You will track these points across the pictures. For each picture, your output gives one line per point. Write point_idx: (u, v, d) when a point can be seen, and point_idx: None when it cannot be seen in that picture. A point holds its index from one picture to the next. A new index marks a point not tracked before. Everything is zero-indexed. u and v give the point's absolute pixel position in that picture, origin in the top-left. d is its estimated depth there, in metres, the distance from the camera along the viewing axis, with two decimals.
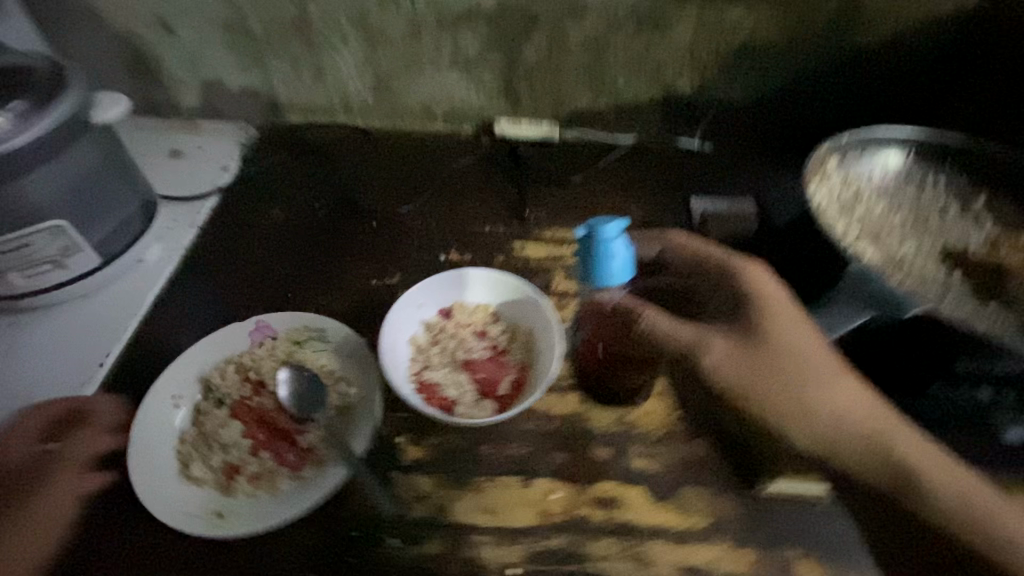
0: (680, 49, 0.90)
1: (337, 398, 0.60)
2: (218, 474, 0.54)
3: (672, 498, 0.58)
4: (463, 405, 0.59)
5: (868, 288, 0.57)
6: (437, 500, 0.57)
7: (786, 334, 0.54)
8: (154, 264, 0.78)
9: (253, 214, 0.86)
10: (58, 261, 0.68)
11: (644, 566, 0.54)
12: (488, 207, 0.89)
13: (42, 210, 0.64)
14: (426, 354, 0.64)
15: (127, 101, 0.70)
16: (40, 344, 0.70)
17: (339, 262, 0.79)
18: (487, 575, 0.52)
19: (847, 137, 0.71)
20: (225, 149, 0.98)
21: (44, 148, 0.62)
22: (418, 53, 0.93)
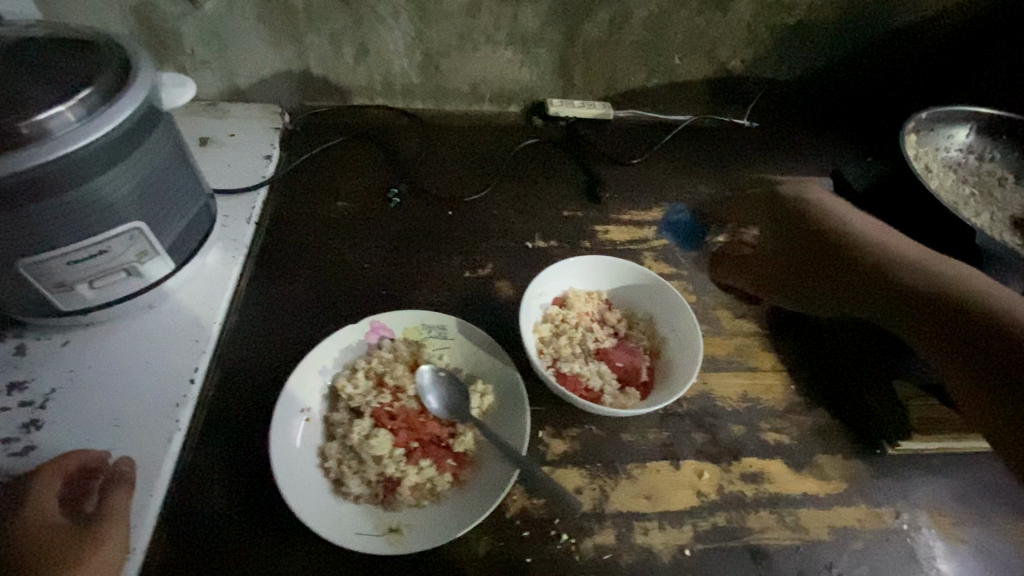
0: (740, 26, 0.89)
1: (478, 398, 0.58)
2: (377, 488, 0.51)
3: (809, 467, 0.61)
4: (609, 394, 0.59)
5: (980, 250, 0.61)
6: (595, 492, 0.56)
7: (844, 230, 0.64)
8: (218, 266, 0.71)
9: (315, 207, 0.80)
10: (131, 268, 0.60)
11: (801, 533, 0.56)
12: (559, 190, 0.87)
13: (116, 214, 0.56)
14: (555, 344, 0.63)
15: (192, 86, 0.62)
16: (108, 364, 0.62)
17: (425, 254, 0.76)
18: (662, 559, 0.53)
19: (926, 115, 0.75)
20: (259, 133, 0.89)
21: (109, 142, 0.53)
22: (473, 29, 0.87)
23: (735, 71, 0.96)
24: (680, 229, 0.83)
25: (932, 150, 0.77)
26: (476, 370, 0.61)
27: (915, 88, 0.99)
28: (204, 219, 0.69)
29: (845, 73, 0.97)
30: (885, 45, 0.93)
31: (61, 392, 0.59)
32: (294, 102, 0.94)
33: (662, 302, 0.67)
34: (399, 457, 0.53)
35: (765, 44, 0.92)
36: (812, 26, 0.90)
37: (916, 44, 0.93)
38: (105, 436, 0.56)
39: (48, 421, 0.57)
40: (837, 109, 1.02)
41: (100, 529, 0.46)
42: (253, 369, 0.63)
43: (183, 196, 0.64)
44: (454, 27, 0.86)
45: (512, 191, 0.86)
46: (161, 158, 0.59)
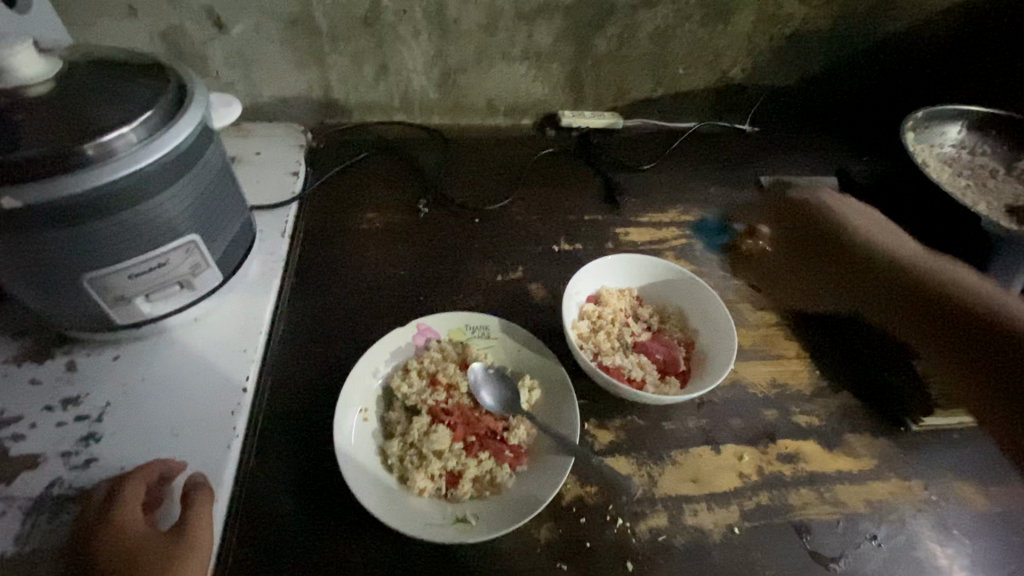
0: (739, 38, 0.95)
1: (527, 392, 0.60)
2: (441, 481, 0.53)
3: (840, 446, 0.64)
4: (651, 383, 0.63)
5: None
6: (643, 477, 0.59)
7: None
8: (259, 279, 0.73)
9: (348, 219, 0.83)
10: (185, 281, 0.62)
11: (839, 508, 0.59)
12: (578, 197, 0.90)
13: (173, 227, 0.58)
14: (594, 339, 0.67)
15: (238, 104, 0.65)
16: (161, 377, 0.63)
17: (457, 260, 0.79)
18: (714, 538, 0.56)
19: (921, 113, 0.81)
20: (286, 151, 0.91)
21: (166, 158, 0.55)
22: (489, 46, 0.90)
23: (735, 80, 1.01)
24: (695, 229, 0.87)
25: (927, 145, 0.82)
26: (522, 367, 0.63)
27: (899, 92, 1.05)
28: (247, 233, 0.71)
29: (835, 79, 1.03)
30: (871, 52, 0.99)
31: (117, 405, 0.60)
32: (315, 119, 0.97)
33: (692, 297, 0.71)
34: (459, 450, 0.55)
35: (762, 55, 0.98)
36: (805, 36, 0.96)
37: (898, 50, 0.99)
38: (165, 446, 0.57)
39: (106, 434, 0.58)
40: (832, 112, 1.08)
41: (185, 536, 0.48)
42: (304, 375, 0.65)
43: (229, 210, 0.66)
44: (472, 44, 0.90)
45: (534, 199, 0.89)
46: (212, 173, 0.62)
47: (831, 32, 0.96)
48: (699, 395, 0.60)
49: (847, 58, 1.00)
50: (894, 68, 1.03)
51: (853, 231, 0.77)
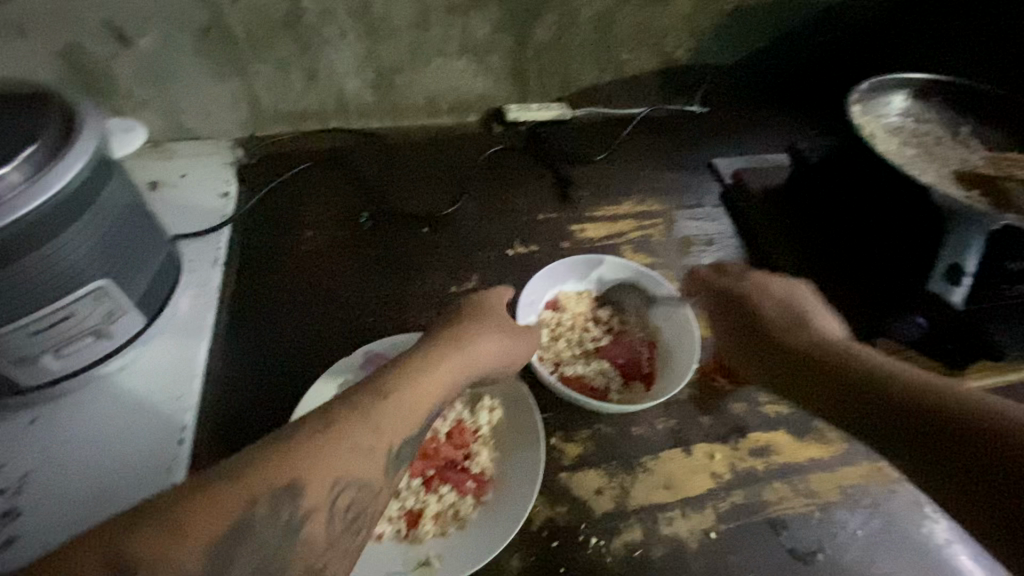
0: (680, 18, 0.92)
1: (487, 414, 0.58)
2: (400, 522, 0.51)
3: (811, 434, 0.63)
4: (615, 391, 0.62)
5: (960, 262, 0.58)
6: (615, 489, 0.57)
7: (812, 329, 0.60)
8: (191, 315, 0.67)
9: (288, 241, 0.78)
10: (100, 330, 0.57)
11: (814, 498, 0.58)
12: (531, 195, 0.87)
13: (77, 275, 0.52)
14: (554, 348, 0.65)
15: (141, 130, 0.59)
16: (87, 436, 0.57)
17: (405, 276, 0.76)
18: (691, 545, 0.54)
19: (865, 85, 0.79)
20: (215, 170, 0.83)
21: (60, 199, 0.49)
22: (423, 43, 0.84)
23: (681, 61, 0.98)
24: (651, 220, 0.85)
25: (874, 116, 0.81)
26: (480, 387, 0.61)
27: (839, 63, 1.05)
28: (171, 268, 0.65)
29: (776, 54, 1.02)
30: (809, 24, 0.98)
31: (37, 476, 0.54)
32: (245, 133, 0.88)
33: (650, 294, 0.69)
34: (416, 487, 0.53)
35: (705, 33, 0.96)
36: (746, 11, 0.94)
37: (834, 23, 0.99)
38: (97, 515, 0.53)
39: (26, 509, 0.52)
40: (778, 87, 1.06)
41: None
42: (251, 422, 0.61)
43: (146, 246, 0.60)
44: (405, 42, 0.84)
45: (486, 201, 0.85)
46: (120, 209, 0.56)
47: (770, 6, 0.95)
48: (662, 399, 0.59)
49: (787, 32, 0.99)
50: (835, 40, 1.02)
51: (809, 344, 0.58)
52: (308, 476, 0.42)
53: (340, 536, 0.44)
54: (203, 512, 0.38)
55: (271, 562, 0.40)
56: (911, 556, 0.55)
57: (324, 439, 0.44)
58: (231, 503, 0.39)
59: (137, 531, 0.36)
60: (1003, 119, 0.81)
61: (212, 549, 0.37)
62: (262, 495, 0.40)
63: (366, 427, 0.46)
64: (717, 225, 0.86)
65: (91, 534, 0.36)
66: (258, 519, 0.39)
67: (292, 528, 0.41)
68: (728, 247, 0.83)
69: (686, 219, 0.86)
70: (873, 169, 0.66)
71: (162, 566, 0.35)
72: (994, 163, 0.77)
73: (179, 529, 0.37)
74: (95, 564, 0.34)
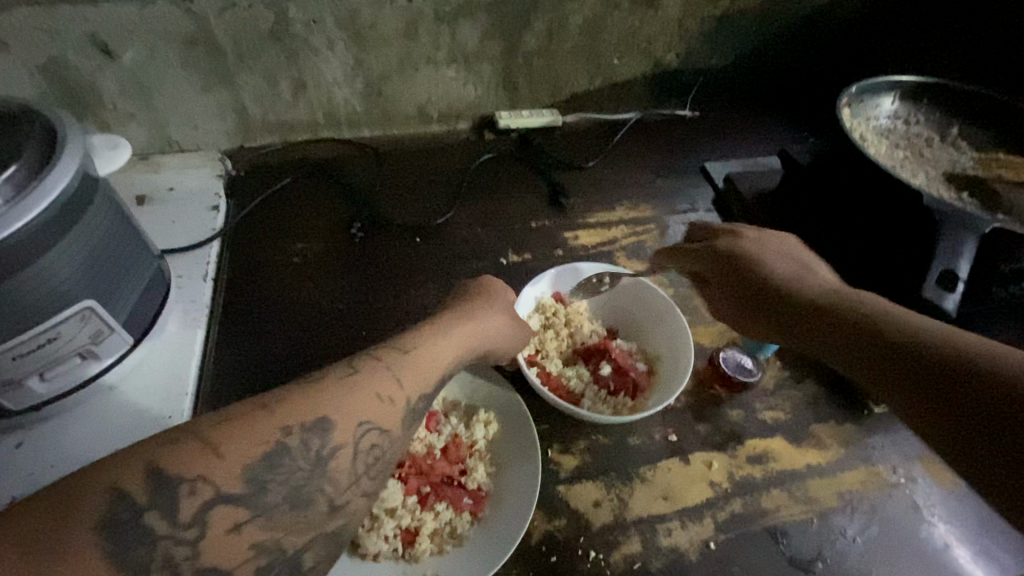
0: (669, 23, 0.92)
1: (483, 428, 0.57)
2: (397, 541, 0.50)
3: (808, 440, 0.63)
4: (589, 399, 0.62)
5: (952, 269, 0.59)
6: (613, 501, 0.56)
7: (780, 265, 0.57)
8: (181, 332, 0.66)
9: (279, 253, 0.77)
10: (86, 351, 0.56)
11: (813, 505, 0.58)
12: (523, 202, 0.86)
13: (62, 297, 0.51)
14: (545, 340, 0.67)
15: (126, 146, 0.58)
16: (74, 458, 0.56)
17: (396, 287, 0.75)
18: (690, 556, 0.54)
19: (855, 88, 0.79)
20: (203, 182, 0.82)
21: (42, 219, 0.48)
22: (412, 51, 0.84)
23: (671, 65, 0.98)
24: (644, 226, 0.85)
25: (864, 119, 0.81)
26: (476, 401, 0.60)
27: (828, 66, 1.05)
28: (158, 285, 0.64)
29: (765, 57, 1.02)
30: (797, 28, 0.99)
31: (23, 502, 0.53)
32: (233, 144, 0.87)
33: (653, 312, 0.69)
34: (413, 505, 0.52)
35: (694, 36, 0.95)
36: (734, 15, 0.94)
37: (822, 26, 0.99)
38: None
39: None
40: (767, 90, 1.06)
41: None
42: None
43: (132, 264, 0.59)
44: (393, 51, 0.83)
45: (477, 209, 0.85)
46: (106, 228, 0.55)
47: (757, 10, 0.95)
48: (663, 405, 0.59)
49: (775, 35, 0.99)
50: (822, 42, 1.02)
51: (775, 280, 0.55)
52: (335, 413, 0.43)
53: (363, 479, 0.44)
54: (240, 433, 0.40)
55: (302, 490, 0.41)
56: (910, 561, 0.55)
57: (350, 383, 0.46)
58: (266, 429, 0.41)
59: (177, 445, 0.38)
60: (994, 120, 0.81)
61: (247, 470, 0.39)
62: (294, 422, 0.42)
63: (388, 379, 0.47)
64: None
65: (137, 446, 0.38)
66: (287, 446, 0.41)
67: (320, 460, 0.42)
68: None
69: (679, 224, 0.85)
70: (865, 171, 0.66)
71: (201, 481, 0.38)
72: (982, 166, 0.76)
73: (217, 444, 0.39)
74: (140, 474, 0.37)
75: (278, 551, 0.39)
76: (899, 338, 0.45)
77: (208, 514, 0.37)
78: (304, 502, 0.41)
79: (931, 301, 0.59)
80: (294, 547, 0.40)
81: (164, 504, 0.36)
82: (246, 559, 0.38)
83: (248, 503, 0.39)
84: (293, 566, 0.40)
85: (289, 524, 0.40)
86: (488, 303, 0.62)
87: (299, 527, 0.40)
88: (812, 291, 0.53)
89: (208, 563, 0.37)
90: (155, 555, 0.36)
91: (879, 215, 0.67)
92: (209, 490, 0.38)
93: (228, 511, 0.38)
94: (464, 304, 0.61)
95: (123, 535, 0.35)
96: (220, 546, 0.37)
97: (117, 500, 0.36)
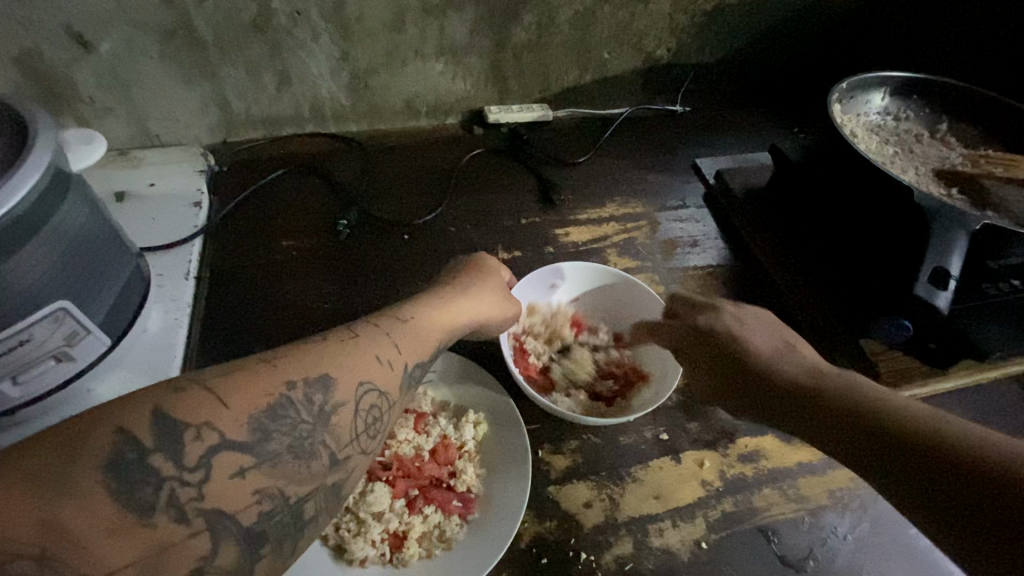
0: (660, 17, 0.91)
1: (473, 428, 0.56)
2: (384, 545, 0.49)
3: (799, 436, 0.63)
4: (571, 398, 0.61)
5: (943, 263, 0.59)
6: (604, 501, 0.56)
7: (762, 344, 0.57)
8: (161, 332, 0.64)
9: (262, 252, 0.75)
10: (61, 353, 0.54)
11: (804, 503, 0.58)
12: (513, 198, 0.85)
13: (34, 297, 0.49)
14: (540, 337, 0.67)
15: (101, 139, 0.56)
16: None
17: (384, 287, 0.74)
18: (682, 556, 0.53)
19: (846, 84, 0.79)
20: (185, 177, 0.80)
21: (11, 217, 0.46)
22: (400, 44, 0.82)
23: (662, 60, 0.97)
24: (635, 223, 0.84)
25: (854, 115, 0.81)
26: (466, 401, 0.59)
27: (818, 62, 1.05)
28: (137, 284, 0.62)
29: (755, 53, 1.01)
30: (787, 23, 0.98)
31: None
32: (216, 139, 0.85)
33: (650, 318, 0.67)
34: (401, 508, 0.51)
35: (686, 31, 0.95)
36: (726, 10, 0.94)
37: (812, 22, 0.99)
38: None
39: None
40: (758, 85, 1.06)
41: None
42: None
43: (110, 263, 0.57)
44: (380, 44, 0.81)
45: (466, 206, 0.83)
46: (80, 226, 0.53)
47: (749, 5, 0.94)
48: (651, 408, 0.58)
49: (766, 31, 0.99)
50: (813, 38, 1.02)
51: (755, 360, 0.56)
52: (336, 370, 0.42)
53: (363, 437, 0.42)
54: (244, 385, 0.38)
55: (305, 443, 0.39)
56: (900, 559, 0.55)
57: (350, 344, 0.44)
58: (268, 383, 0.39)
59: (184, 393, 0.36)
60: (984, 117, 0.81)
61: (252, 419, 0.37)
62: (297, 379, 0.40)
63: (386, 342, 0.46)
64: (700, 226, 0.85)
65: (141, 392, 0.36)
66: (291, 400, 0.39)
67: (323, 415, 0.40)
68: (713, 248, 0.82)
69: (670, 221, 0.85)
70: (857, 167, 0.66)
71: (206, 427, 0.36)
72: (974, 162, 0.75)
73: (222, 394, 0.37)
74: (146, 420, 0.35)
75: (281, 498, 0.37)
76: (904, 427, 0.43)
77: (213, 458, 0.35)
78: (307, 454, 0.39)
79: (926, 299, 0.59)
80: (296, 496, 0.38)
81: (169, 446, 0.35)
82: (249, 505, 0.36)
83: (254, 451, 0.37)
84: (294, 516, 0.38)
85: (291, 473, 0.38)
86: (480, 280, 0.60)
87: (301, 477, 0.39)
88: (794, 371, 0.53)
89: (211, 506, 0.35)
90: (160, 496, 0.34)
91: (872, 211, 0.66)
92: (214, 436, 0.36)
93: (232, 457, 0.36)
94: (460, 278, 0.60)
95: (126, 475, 0.33)
96: (226, 490, 0.35)
97: (122, 442, 0.33)
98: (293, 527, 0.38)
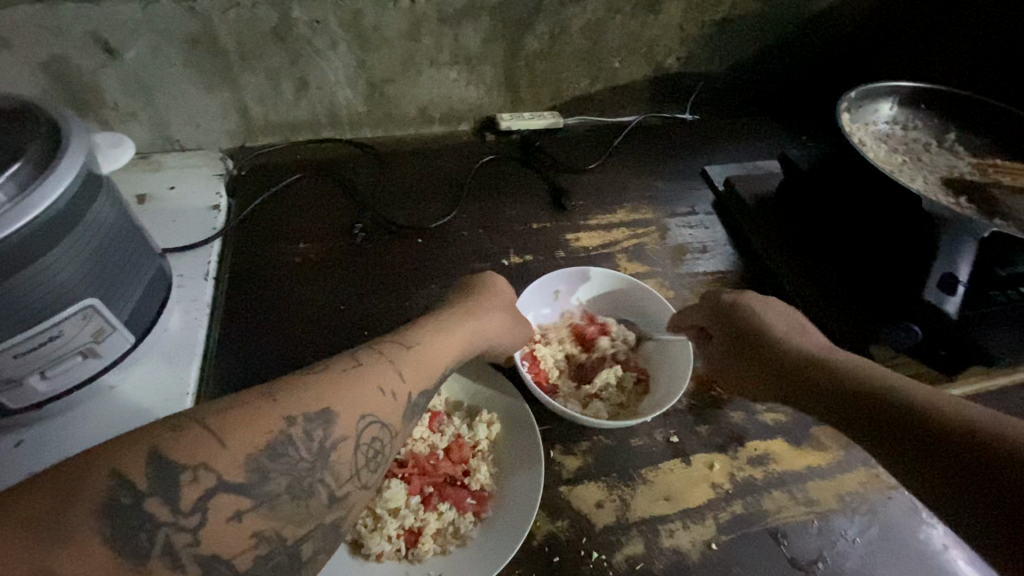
0: (670, 27, 0.93)
1: (486, 427, 0.57)
2: (400, 541, 0.49)
3: (809, 442, 0.63)
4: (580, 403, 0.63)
5: (953, 271, 0.60)
6: (615, 503, 0.56)
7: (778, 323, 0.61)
8: (182, 331, 0.66)
9: (280, 256, 0.77)
10: (88, 350, 0.55)
11: (813, 507, 0.58)
12: (526, 204, 0.87)
13: (65, 295, 0.51)
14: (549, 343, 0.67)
15: (130, 144, 0.58)
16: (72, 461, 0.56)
17: (399, 291, 0.75)
18: (693, 557, 0.54)
19: (854, 94, 0.80)
20: (204, 181, 0.82)
21: (48, 217, 0.48)
22: (416, 52, 0.84)
23: (671, 69, 0.99)
24: (644, 229, 0.85)
25: (863, 124, 0.82)
26: (479, 401, 0.61)
27: (825, 72, 1.06)
28: (161, 284, 0.64)
29: (763, 63, 1.03)
30: (795, 34, 1.00)
31: None
32: (234, 144, 0.87)
33: (660, 325, 0.68)
34: (417, 505, 0.52)
35: (695, 41, 0.96)
36: (733, 21, 0.95)
37: (820, 32, 1.00)
38: None
39: None
40: (765, 95, 1.07)
41: None
42: None
43: (134, 264, 0.59)
44: (396, 52, 0.83)
45: (480, 210, 0.85)
46: (108, 225, 0.55)
47: (756, 16, 0.96)
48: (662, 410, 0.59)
49: (773, 42, 1.00)
50: (819, 50, 1.03)
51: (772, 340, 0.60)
52: (337, 404, 0.43)
53: (363, 471, 0.43)
54: (241, 421, 0.39)
55: (302, 484, 0.40)
56: (911, 560, 0.56)
57: (356, 372, 0.46)
58: (268, 418, 0.40)
59: (182, 431, 0.37)
60: (994, 128, 0.81)
61: (250, 460, 0.38)
62: (295, 414, 0.41)
63: (390, 371, 0.47)
64: (709, 233, 0.86)
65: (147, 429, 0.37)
66: (290, 438, 0.40)
67: (322, 451, 0.41)
68: (722, 255, 0.83)
69: (680, 227, 0.86)
70: (866, 175, 0.67)
71: (202, 468, 0.37)
72: (981, 171, 0.77)
73: (220, 432, 0.38)
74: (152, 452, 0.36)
75: (278, 541, 0.38)
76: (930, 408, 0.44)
77: (210, 502, 0.36)
78: (305, 493, 0.40)
79: (935, 304, 0.60)
80: (294, 538, 0.39)
81: (165, 491, 0.35)
82: (246, 550, 0.37)
83: (249, 494, 0.38)
84: (292, 557, 0.39)
85: (288, 514, 0.39)
86: (486, 297, 0.62)
87: (300, 517, 0.39)
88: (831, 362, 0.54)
89: (208, 552, 0.36)
90: (155, 544, 0.34)
91: (880, 220, 0.67)
92: (210, 479, 0.37)
93: (229, 501, 0.37)
94: (468, 298, 0.61)
95: (122, 523, 0.34)
96: (223, 535, 0.36)
97: (117, 486, 0.34)
98: (290, 567, 0.39)
